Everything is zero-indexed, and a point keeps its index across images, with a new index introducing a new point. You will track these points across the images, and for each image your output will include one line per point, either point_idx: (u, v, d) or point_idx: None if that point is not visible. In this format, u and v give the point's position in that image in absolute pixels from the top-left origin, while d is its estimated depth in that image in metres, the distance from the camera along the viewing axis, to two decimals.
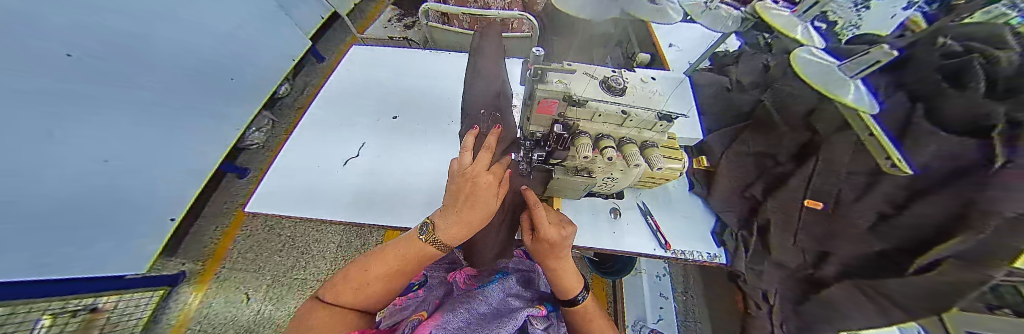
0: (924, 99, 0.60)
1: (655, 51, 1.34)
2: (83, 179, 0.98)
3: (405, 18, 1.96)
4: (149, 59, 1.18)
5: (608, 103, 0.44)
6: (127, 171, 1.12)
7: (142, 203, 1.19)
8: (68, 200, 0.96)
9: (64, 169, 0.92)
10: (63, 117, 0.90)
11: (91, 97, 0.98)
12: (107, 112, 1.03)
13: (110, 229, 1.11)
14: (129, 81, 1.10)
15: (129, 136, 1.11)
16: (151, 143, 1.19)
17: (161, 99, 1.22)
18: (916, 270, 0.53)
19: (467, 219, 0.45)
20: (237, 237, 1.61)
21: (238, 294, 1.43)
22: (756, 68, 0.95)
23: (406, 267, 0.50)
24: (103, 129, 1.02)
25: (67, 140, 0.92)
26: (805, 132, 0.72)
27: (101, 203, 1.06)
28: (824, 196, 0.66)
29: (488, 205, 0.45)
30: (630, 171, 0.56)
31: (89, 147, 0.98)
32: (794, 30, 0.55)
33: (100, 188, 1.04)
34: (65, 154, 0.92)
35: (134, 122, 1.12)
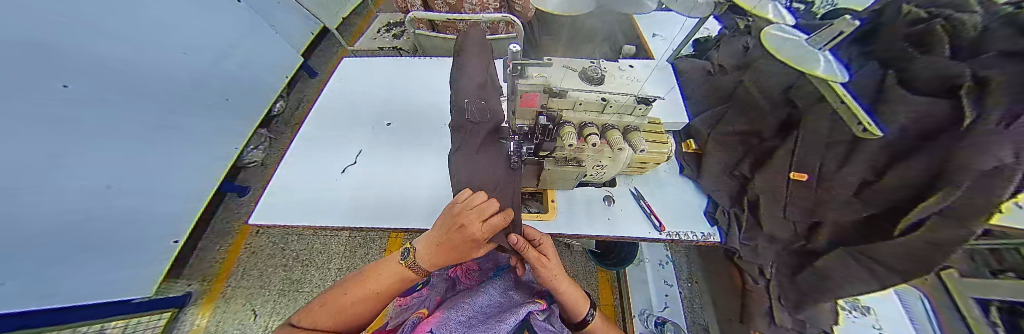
0: (896, 68, 0.63)
1: (639, 42, 1.37)
2: (87, 206, 1.00)
3: (392, 28, 1.99)
4: (149, 86, 1.21)
5: (588, 92, 0.47)
6: (128, 197, 1.13)
7: (150, 230, 1.22)
8: (77, 227, 0.98)
9: (66, 196, 0.93)
10: (66, 146, 0.92)
11: (94, 125, 1.00)
12: (110, 138, 1.05)
13: (116, 255, 1.12)
14: (131, 108, 1.13)
15: (129, 162, 1.13)
16: (153, 168, 1.21)
17: (162, 124, 1.25)
18: (903, 232, 0.55)
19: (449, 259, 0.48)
20: (241, 255, 1.62)
21: (244, 312, 1.44)
22: (737, 50, 0.98)
23: (387, 290, 0.52)
24: (106, 156, 1.04)
25: (72, 168, 0.94)
26: (786, 108, 0.75)
27: (108, 230, 1.07)
28: (808, 168, 0.67)
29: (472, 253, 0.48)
30: (617, 157, 0.58)
31: (94, 174, 1.00)
32: (765, 9, 0.57)
33: (106, 214, 1.06)
34: (69, 183, 0.94)
35: (137, 148, 1.15)
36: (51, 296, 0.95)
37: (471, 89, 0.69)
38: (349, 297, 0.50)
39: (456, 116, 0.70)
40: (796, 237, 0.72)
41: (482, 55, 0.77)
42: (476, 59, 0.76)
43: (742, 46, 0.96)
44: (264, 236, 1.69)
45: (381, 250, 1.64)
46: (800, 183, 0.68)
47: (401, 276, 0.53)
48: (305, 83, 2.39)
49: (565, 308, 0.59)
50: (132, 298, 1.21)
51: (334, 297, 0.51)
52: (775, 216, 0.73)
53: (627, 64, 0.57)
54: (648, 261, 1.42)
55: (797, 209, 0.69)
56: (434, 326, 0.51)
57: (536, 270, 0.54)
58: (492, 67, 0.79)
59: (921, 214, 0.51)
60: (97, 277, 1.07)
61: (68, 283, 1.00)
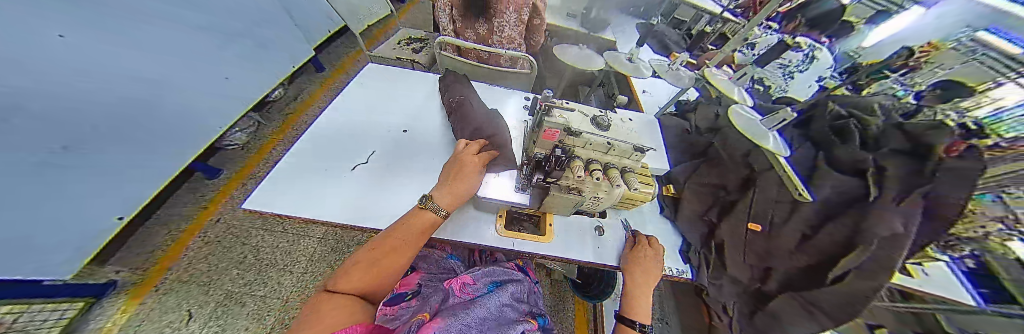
0: (824, 150, 0.83)
1: (631, 95, 1.57)
2: (40, 168, 0.89)
3: (412, 42, 2.12)
4: (140, 55, 1.19)
5: (598, 136, 0.57)
6: (80, 160, 1.01)
7: (93, 206, 1.09)
8: (23, 190, 0.87)
9: (24, 155, 0.84)
10: (38, 98, 0.84)
11: (67, 80, 0.93)
12: (87, 95, 0.99)
13: (51, 227, 0.98)
14: (118, 73, 1.10)
15: (99, 125, 1.04)
16: (118, 137, 1.13)
17: (140, 93, 1.20)
18: (834, 279, 0.69)
19: (458, 189, 0.66)
20: (190, 244, 1.46)
21: (178, 312, 1.26)
22: (711, 115, 1.17)
23: (415, 236, 0.59)
24: (72, 116, 0.95)
25: (33, 123, 0.84)
26: (745, 169, 0.91)
27: (50, 196, 0.95)
28: (761, 220, 0.80)
29: (473, 181, 0.68)
30: (612, 192, 0.66)
31: (55, 131, 0.91)
32: (732, 91, 0.74)
33: (54, 180, 0.94)
34: (30, 140, 0.85)
35: (109, 113, 1.07)
36: None
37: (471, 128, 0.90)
38: (380, 248, 0.54)
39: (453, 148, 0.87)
40: (753, 279, 0.80)
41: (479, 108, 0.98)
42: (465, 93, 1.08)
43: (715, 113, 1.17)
44: (223, 226, 1.55)
45: None
46: (756, 231, 0.80)
47: (425, 221, 0.61)
48: (310, 75, 2.42)
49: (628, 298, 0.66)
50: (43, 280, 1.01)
51: (361, 256, 0.53)
52: (738, 260, 0.80)
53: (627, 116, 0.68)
54: None
55: (754, 255, 0.79)
56: (438, 328, 0.52)
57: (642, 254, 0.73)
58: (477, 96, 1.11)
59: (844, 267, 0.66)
60: (33, 246, 0.95)
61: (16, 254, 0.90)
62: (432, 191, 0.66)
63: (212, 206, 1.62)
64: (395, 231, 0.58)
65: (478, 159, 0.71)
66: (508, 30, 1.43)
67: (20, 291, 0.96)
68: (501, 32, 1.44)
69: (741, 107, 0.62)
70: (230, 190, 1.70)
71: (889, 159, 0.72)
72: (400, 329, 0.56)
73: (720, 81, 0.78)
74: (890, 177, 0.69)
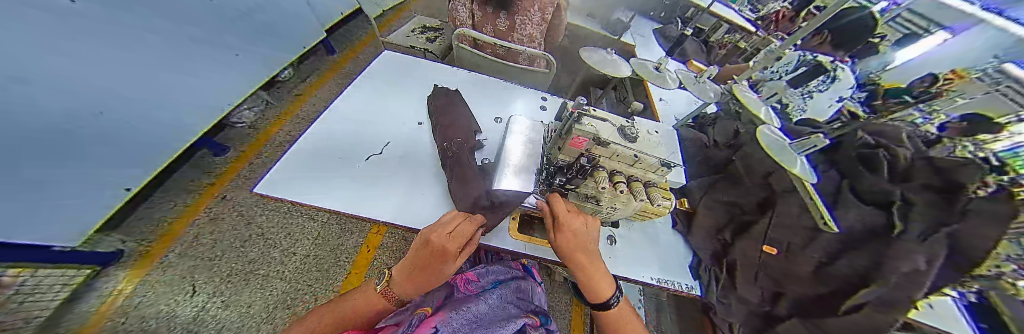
0: (849, 177, 0.81)
1: (648, 102, 1.52)
2: (69, 135, 0.91)
3: (427, 31, 2.08)
4: (168, 28, 1.17)
5: (626, 148, 0.55)
6: (102, 130, 1.01)
7: (109, 176, 1.09)
8: (53, 157, 0.88)
9: (53, 123, 0.85)
10: (62, 64, 0.83)
11: (87, 51, 0.90)
12: (109, 62, 0.98)
13: (65, 194, 0.98)
14: (138, 48, 1.08)
15: (117, 96, 1.03)
16: (137, 112, 1.12)
17: (162, 65, 1.19)
18: (847, 309, 0.69)
19: (423, 281, 0.54)
20: (196, 218, 1.47)
21: (183, 285, 1.27)
22: (730, 132, 1.10)
23: (367, 312, 0.56)
24: (89, 86, 0.93)
25: (57, 92, 0.83)
26: (765, 190, 0.88)
27: (68, 165, 0.95)
28: (778, 243, 0.79)
29: (440, 273, 0.54)
30: (631, 204, 0.64)
31: (79, 100, 0.90)
32: (760, 109, 0.72)
33: (76, 148, 0.95)
34: (55, 109, 0.84)
35: (125, 82, 1.05)
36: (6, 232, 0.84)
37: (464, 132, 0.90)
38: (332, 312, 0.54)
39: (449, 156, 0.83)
40: (763, 301, 0.80)
41: (463, 110, 0.99)
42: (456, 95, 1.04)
43: (734, 129, 1.09)
44: (230, 203, 1.56)
45: (358, 244, 1.58)
46: (771, 255, 0.79)
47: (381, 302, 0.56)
48: (321, 57, 2.40)
49: (584, 289, 0.57)
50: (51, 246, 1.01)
51: (321, 310, 0.55)
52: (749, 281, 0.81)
53: (653, 127, 0.67)
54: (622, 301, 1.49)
55: (767, 277, 0.79)
56: (440, 320, 0.50)
57: (566, 239, 0.56)
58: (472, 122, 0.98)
59: (859, 300, 0.67)
60: (50, 210, 0.95)
61: (25, 221, 0.89)
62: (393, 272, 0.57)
63: (219, 182, 1.63)
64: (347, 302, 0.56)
65: (450, 248, 0.51)
66: (530, 29, 1.42)
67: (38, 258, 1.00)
68: (524, 31, 1.42)
69: (770, 128, 0.60)
70: (238, 167, 1.71)
71: (917, 194, 0.70)
72: (403, 323, 0.55)
73: (749, 98, 0.76)
74: (917, 212, 0.68)
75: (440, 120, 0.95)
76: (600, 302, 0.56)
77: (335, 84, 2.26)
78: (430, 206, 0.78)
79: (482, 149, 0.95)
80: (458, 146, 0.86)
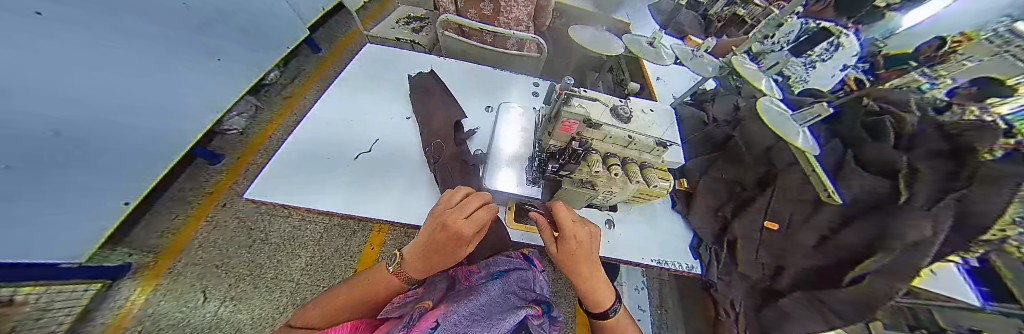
0: (853, 147, 0.78)
1: (645, 82, 1.47)
2: (38, 150, 0.86)
3: (412, 21, 2.00)
4: (132, 39, 1.12)
5: (618, 129, 0.53)
6: (74, 143, 0.97)
7: (89, 190, 1.07)
8: (28, 172, 0.85)
9: (26, 139, 0.81)
10: (33, 80, 0.80)
11: (54, 70, 0.86)
12: (79, 79, 0.94)
13: (46, 211, 0.96)
14: (104, 61, 1.02)
15: (87, 112, 0.98)
16: (112, 126, 1.08)
17: (131, 77, 1.13)
18: (849, 282, 0.67)
19: (431, 262, 0.51)
20: (199, 226, 1.48)
21: (194, 292, 1.30)
22: (729, 108, 1.06)
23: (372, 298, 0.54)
24: (58, 102, 0.88)
25: (30, 107, 0.80)
26: (766, 165, 0.86)
27: (50, 181, 0.93)
28: (779, 219, 0.77)
29: (451, 254, 0.50)
30: (627, 187, 0.62)
31: (50, 115, 0.87)
32: (760, 81, 0.69)
33: (51, 159, 0.91)
34: (28, 125, 0.81)
35: (97, 94, 1.01)
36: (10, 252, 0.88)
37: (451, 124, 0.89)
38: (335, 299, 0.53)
39: (435, 150, 0.83)
40: (763, 277, 0.79)
41: (449, 102, 0.96)
42: (443, 87, 1.00)
43: (733, 104, 1.06)
44: (230, 209, 1.56)
45: (360, 243, 1.58)
46: (771, 231, 0.77)
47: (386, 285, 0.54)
48: (307, 56, 2.34)
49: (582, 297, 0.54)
50: (58, 263, 1.05)
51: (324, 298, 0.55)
52: (750, 257, 0.80)
53: (648, 106, 0.64)
54: (625, 285, 1.50)
55: (768, 253, 0.78)
56: (440, 313, 0.49)
57: (566, 245, 0.52)
58: (458, 112, 0.95)
59: (862, 270, 0.64)
60: (33, 228, 0.93)
61: (25, 241, 0.92)
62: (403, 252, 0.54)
63: (217, 189, 1.63)
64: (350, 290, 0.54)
65: (466, 231, 0.44)
66: (518, 11, 1.35)
67: (38, 272, 1.01)
68: (511, 14, 1.37)
69: (771, 98, 0.57)
70: (233, 174, 1.70)
71: (922, 161, 0.68)
72: (402, 318, 0.54)
73: (747, 70, 0.72)
74: (922, 180, 0.65)
75: (428, 113, 0.92)
76: (599, 310, 0.53)
77: (323, 83, 2.21)
78: (424, 201, 0.78)
79: (474, 140, 0.94)
80: (448, 139, 0.85)
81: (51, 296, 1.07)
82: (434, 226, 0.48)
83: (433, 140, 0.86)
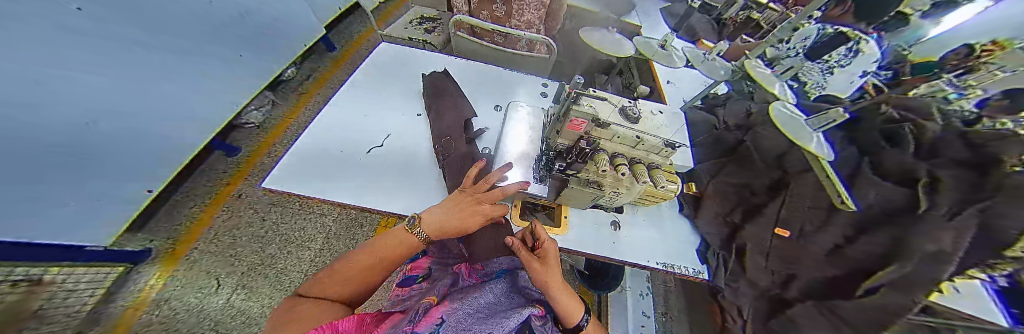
0: (870, 155, 0.76)
1: (655, 85, 1.46)
2: (68, 136, 0.93)
3: (425, 22, 2.04)
4: (163, 37, 1.20)
5: (626, 129, 0.54)
6: (105, 132, 1.05)
7: (120, 177, 1.14)
8: (55, 155, 0.91)
9: (54, 125, 0.88)
10: (57, 71, 0.85)
11: (80, 61, 0.92)
12: (103, 72, 1.00)
13: (76, 195, 1.02)
14: (130, 55, 1.09)
15: (116, 103, 1.06)
16: (143, 117, 1.17)
17: (159, 72, 1.21)
18: (862, 293, 0.64)
19: (453, 220, 0.58)
20: (217, 216, 1.54)
21: (208, 279, 1.35)
22: (741, 112, 1.05)
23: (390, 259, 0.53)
24: (81, 93, 0.94)
25: (57, 96, 0.87)
26: (777, 171, 0.84)
27: (80, 165, 1.00)
28: (790, 226, 0.76)
29: (473, 222, 0.59)
30: (633, 188, 0.62)
31: (75, 106, 0.93)
32: (773, 85, 0.68)
33: (82, 145, 0.98)
34: (55, 113, 0.87)
35: (119, 86, 1.06)
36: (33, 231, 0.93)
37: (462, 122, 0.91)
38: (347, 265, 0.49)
39: (445, 147, 0.85)
40: (772, 286, 0.78)
41: (459, 100, 0.98)
42: (454, 86, 1.03)
43: (745, 109, 1.04)
44: (246, 200, 1.62)
45: (367, 237, 1.61)
46: (782, 238, 0.76)
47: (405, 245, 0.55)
48: (322, 55, 2.41)
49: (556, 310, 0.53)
50: (85, 246, 1.12)
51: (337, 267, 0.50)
52: (758, 264, 0.78)
53: (657, 108, 0.64)
54: (629, 290, 1.47)
55: (778, 261, 0.76)
56: (445, 311, 0.50)
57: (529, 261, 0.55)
58: (469, 111, 0.97)
59: (877, 282, 0.63)
60: (58, 211, 0.99)
61: (50, 222, 0.97)
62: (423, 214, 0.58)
63: (235, 180, 1.70)
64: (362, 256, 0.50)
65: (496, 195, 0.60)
66: (529, 14, 1.38)
67: (65, 256, 1.07)
68: (523, 16, 1.39)
69: (784, 102, 0.56)
70: (250, 166, 1.76)
71: (943, 170, 0.65)
72: (409, 312, 0.56)
73: (759, 73, 0.72)
74: (943, 189, 0.63)
75: (439, 111, 0.95)
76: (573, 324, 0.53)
77: (337, 80, 2.27)
78: (433, 197, 0.80)
79: (483, 139, 0.95)
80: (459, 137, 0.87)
81: (77, 277, 1.14)
82: (465, 197, 0.61)
83: (443, 137, 0.88)
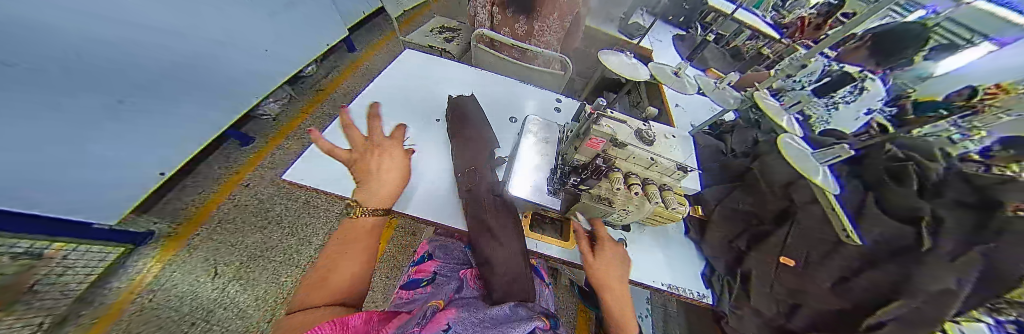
0: (876, 191, 0.78)
1: (663, 108, 1.50)
2: (96, 114, 1.01)
3: (444, 31, 2.13)
4: (203, 30, 1.31)
5: (643, 150, 0.56)
6: (136, 112, 1.15)
7: (135, 154, 1.21)
8: (78, 130, 0.97)
9: (81, 101, 0.94)
10: (96, 54, 0.94)
11: (125, 49, 1.03)
12: (146, 59, 1.11)
13: (90, 167, 1.07)
14: (173, 44, 1.20)
15: (151, 89, 1.17)
16: (169, 101, 1.26)
17: (193, 60, 1.31)
18: (869, 326, 0.64)
19: (384, 179, 0.64)
20: (222, 203, 1.56)
21: (206, 267, 1.35)
22: (748, 140, 1.07)
23: (362, 241, 0.57)
24: (118, 77, 1.03)
25: (89, 79, 0.94)
26: (784, 200, 0.85)
27: (100, 140, 1.06)
28: (795, 256, 0.76)
29: (394, 164, 0.68)
30: (643, 207, 0.65)
31: (109, 86, 1.02)
32: (780, 117, 0.71)
33: (106, 124, 1.06)
34: (87, 93, 0.95)
35: (152, 70, 1.15)
36: (40, 201, 0.97)
37: (480, 130, 0.94)
38: (323, 264, 0.51)
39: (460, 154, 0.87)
40: (777, 314, 0.78)
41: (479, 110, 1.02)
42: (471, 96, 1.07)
43: (753, 137, 1.07)
44: (253, 190, 1.65)
45: None
46: (787, 267, 0.76)
47: (359, 225, 0.58)
48: (343, 54, 2.51)
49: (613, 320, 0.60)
50: (93, 224, 1.17)
51: (313, 270, 0.51)
52: (764, 291, 0.79)
53: (671, 132, 0.67)
54: None
55: (783, 289, 0.76)
56: (450, 320, 0.51)
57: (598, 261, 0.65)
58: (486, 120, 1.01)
59: (882, 316, 0.63)
60: (69, 184, 1.03)
61: (63, 198, 1.03)
62: (352, 198, 0.60)
63: (246, 168, 1.73)
64: (335, 251, 0.53)
65: (379, 141, 0.69)
66: (547, 35, 1.50)
67: (60, 231, 1.09)
68: (541, 37, 1.50)
69: (792, 136, 0.59)
70: (260, 156, 1.80)
71: (946, 210, 0.66)
72: (414, 314, 0.57)
73: (769, 105, 0.75)
74: (947, 229, 0.64)
75: (456, 118, 0.98)
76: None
77: (355, 80, 2.35)
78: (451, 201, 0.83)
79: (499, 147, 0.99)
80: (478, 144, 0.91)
81: (74, 254, 1.16)
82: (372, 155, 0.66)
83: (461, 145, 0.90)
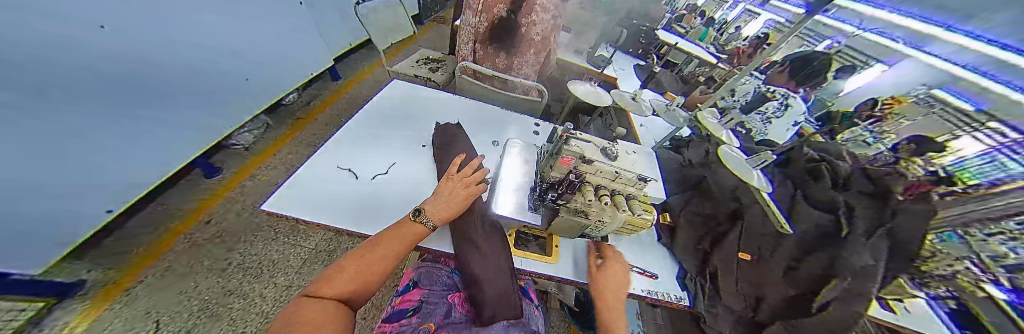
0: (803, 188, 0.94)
1: (630, 127, 1.67)
2: (57, 148, 0.92)
3: (430, 62, 2.26)
4: (183, 56, 1.27)
5: (607, 165, 0.66)
6: (98, 144, 1.04)
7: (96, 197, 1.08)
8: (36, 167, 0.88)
9: (43, 135, 0.87)
10: (62, 80, 0.88)
11: (95, 75, 0.97)
12: (115, 86, 1.04)
13: (42, 208, 0.94)
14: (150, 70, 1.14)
15: (121, 117, 1.09)
16: (140, 131, 1.17)
17: (174, 89, 1.26)
18: (818, 308, 0.73)
19: (454, 201, 0.69)
20: (177, 243, 1.36)
21: (145, 322, 1.11)
22: (702, 153, 1.23)
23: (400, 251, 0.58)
24: (87, 108, 0.97)
25: (57, 111, 0.89)
26: (733, 201, 0.98)
27: (57, 178, 0.95)
28: (750, 250, 0.86)
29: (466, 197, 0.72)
30: (616, 217, 0.70)
31: (73, 117, 0.94)
32: (721, 133, 0.85)
33: (69, 158, 0.96)
34: (50, 126, 0.88)
35: (125, 98, 1.09)
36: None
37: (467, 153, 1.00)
38: (361, 261, 0.52)
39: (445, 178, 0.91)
40: (746, 308, 0.81)
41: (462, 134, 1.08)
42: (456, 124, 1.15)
43: (705, 149, 1.23)
44: (215, 226, 1.47)
45: None
46: (746, 261, 0.85)
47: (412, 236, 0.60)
48: (325, 83, 2.53)
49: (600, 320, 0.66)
50: (12, 274, 0.92)
51: (348, 263, 0.52)
52: (731, 288, 0.83)
53: (630, 148, 0.77)
54: None
55: (747, 284, 0.83)
56: None
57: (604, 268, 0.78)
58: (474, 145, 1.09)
59: (825, 298, 0.73)
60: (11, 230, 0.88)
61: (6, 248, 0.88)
62: (428, 205, 0.65)
63: (207, 202, 1.56)
64: (372, 251, 0.54)
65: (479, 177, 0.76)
66: (525, 68, 1.68)
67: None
68: (519, 69, 1.67)
69: (730, 148, 0.71)
70: (227, 190, 1.64)
71: (857, 200, 0.83)
72: None
73: (711, 123, 0.90)
74: (859, 215, 0.80)
75: (444, 144, 1.04)
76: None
77: (337, 109, 2.35)
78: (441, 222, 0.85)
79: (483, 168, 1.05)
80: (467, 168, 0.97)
81: None
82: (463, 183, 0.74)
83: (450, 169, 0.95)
